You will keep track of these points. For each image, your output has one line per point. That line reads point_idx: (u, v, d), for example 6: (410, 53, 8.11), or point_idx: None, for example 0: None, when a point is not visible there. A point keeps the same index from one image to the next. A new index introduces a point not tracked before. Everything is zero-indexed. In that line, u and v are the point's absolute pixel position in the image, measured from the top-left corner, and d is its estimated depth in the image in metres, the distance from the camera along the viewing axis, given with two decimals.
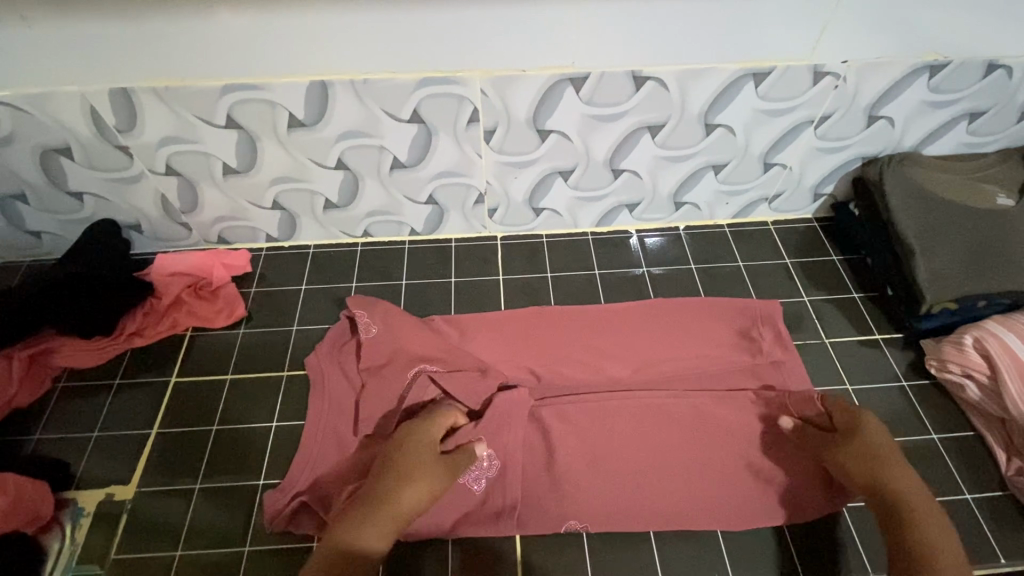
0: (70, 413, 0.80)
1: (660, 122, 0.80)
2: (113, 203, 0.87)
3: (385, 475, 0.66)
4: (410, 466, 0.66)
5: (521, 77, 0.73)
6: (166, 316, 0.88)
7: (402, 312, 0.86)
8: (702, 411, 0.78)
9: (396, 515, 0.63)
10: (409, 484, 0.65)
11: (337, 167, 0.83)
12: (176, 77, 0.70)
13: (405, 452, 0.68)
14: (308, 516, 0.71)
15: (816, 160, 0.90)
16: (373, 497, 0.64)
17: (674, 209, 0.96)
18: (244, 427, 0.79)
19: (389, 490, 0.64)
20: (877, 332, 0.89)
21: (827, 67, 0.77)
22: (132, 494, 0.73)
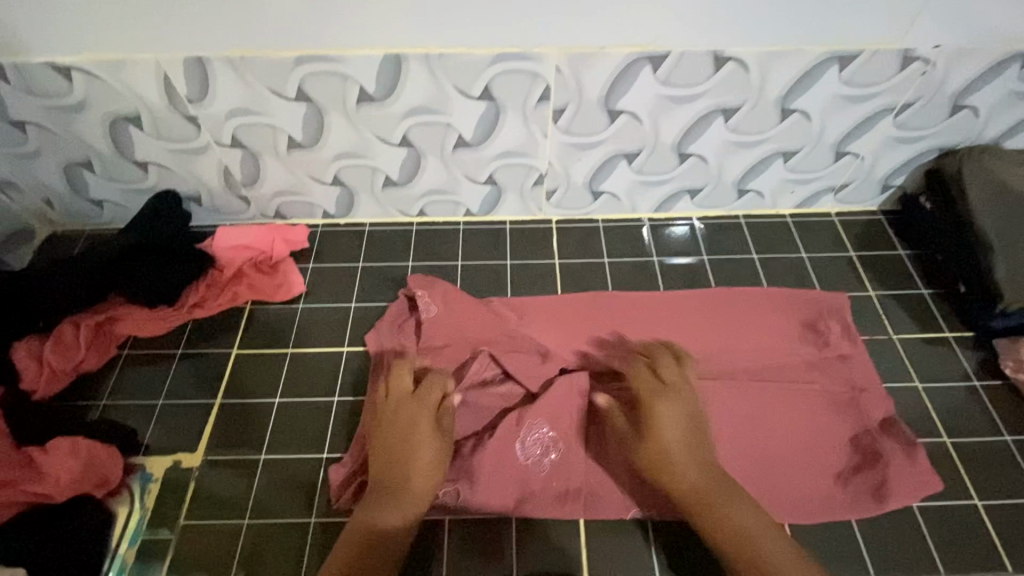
0: (135, 381, 0.81)
1: (735, 106, 0.78)
2: (176, 174, 0.87)
3: (395, 459, 0.66)
4: (419, 450, 0.67)
5: (598, 54, 0.71)
6: (227, 289, 0.88)
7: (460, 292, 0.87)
8: (768, 403, 0.76)
9: (414, 498, 0.64)
10: (418, 466, 0.66)
11: (401, 144, 0.82)
12: (251, 47, 0.70)
13: (409, 432, 0.68)
14: None
15: (891, 151, 0.87)
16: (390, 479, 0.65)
17: (736, 196, 0.94)
18: (305, 401, 0.80)
19: (405, 471, 0.65)
20: (947, 330, 0.86)
21: (917, 52, 0.74)
22: (199, 462, 0.74)
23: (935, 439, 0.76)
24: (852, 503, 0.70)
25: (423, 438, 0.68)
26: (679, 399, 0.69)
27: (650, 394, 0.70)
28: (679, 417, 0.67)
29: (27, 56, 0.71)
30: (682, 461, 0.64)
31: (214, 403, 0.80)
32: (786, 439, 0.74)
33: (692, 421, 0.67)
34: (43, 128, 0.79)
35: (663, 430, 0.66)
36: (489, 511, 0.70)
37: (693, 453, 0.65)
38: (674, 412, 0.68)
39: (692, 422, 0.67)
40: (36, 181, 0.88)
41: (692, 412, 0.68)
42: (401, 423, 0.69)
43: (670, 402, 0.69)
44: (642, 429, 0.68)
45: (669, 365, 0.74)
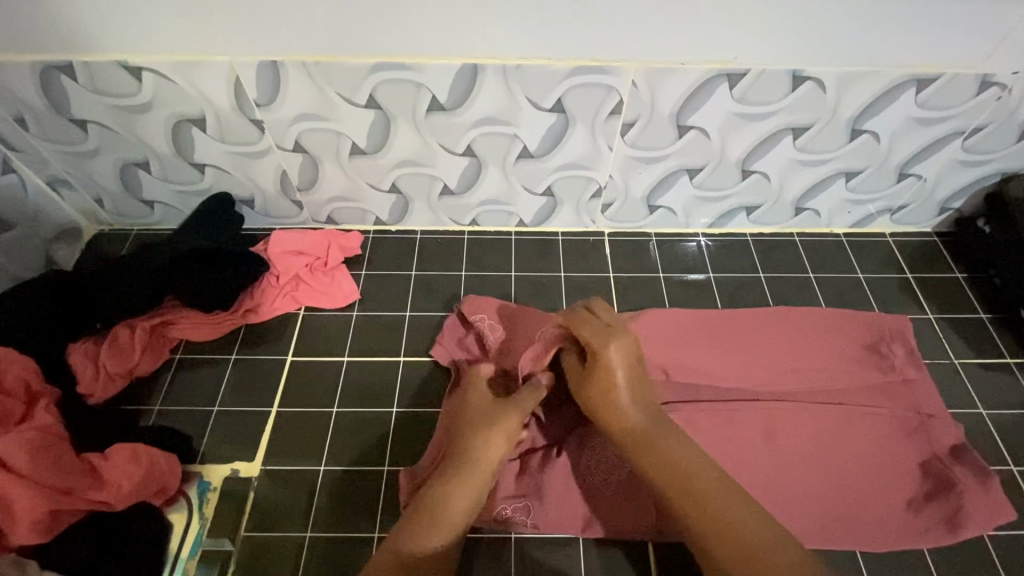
0: (189, 386, 0.80)
1: (807, 125, 0.78)
2: (232, 177, 0.86)
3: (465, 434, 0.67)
4: (483, 425, 0.67)
5: (677, 69, 0.71)
6: (284, 293, 0.87)
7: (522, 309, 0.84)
8: (833, 427, 0.76)
9: (480, 477, 0.64)
10: (482, 440, 0.66)
11: (465, 154, 0.81)
12: (329, 53, 0.69)
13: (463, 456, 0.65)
14: None
15: (954, 173, 0.87)
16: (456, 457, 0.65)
17: (792, 214, 0.94)
18: (362, 411, 0.78)
19: (469, 449, 0.65)
20: (1008, 355, 0.86)
21: (996, 77, 0.73)
22: (258, 472, 0.74)
23: (1000, 467, 0.76)
24: (925, 531, 0.70)
25: (485, 417, 0.68)
26: (619, 341, 0.68)
27: (592, 333, 0.69)
28: (624, 359, 0.67)
29: (98, 54, 0.70)
30: (625, 404, 0.65)
31: (270, 411, 0.78)
32: (853, 464, 0.73)
33: (621, 364, 0.66)
34: (104, 126, 0.78)
35: (606, 370, 0.66)
36: (559, 531, 0.69)
37: (628, 394, 0.65)
38: (621, 355, 0.67)
39: (620, 364, 0.66)
40: (90, 179, 0.86)
41: (613, 351, 0.67)
42: (467, 408, 0.71)
43: (618, 347, 0.67)
44: (587, 367, 0.68)
45: (604, 313, 0.72)
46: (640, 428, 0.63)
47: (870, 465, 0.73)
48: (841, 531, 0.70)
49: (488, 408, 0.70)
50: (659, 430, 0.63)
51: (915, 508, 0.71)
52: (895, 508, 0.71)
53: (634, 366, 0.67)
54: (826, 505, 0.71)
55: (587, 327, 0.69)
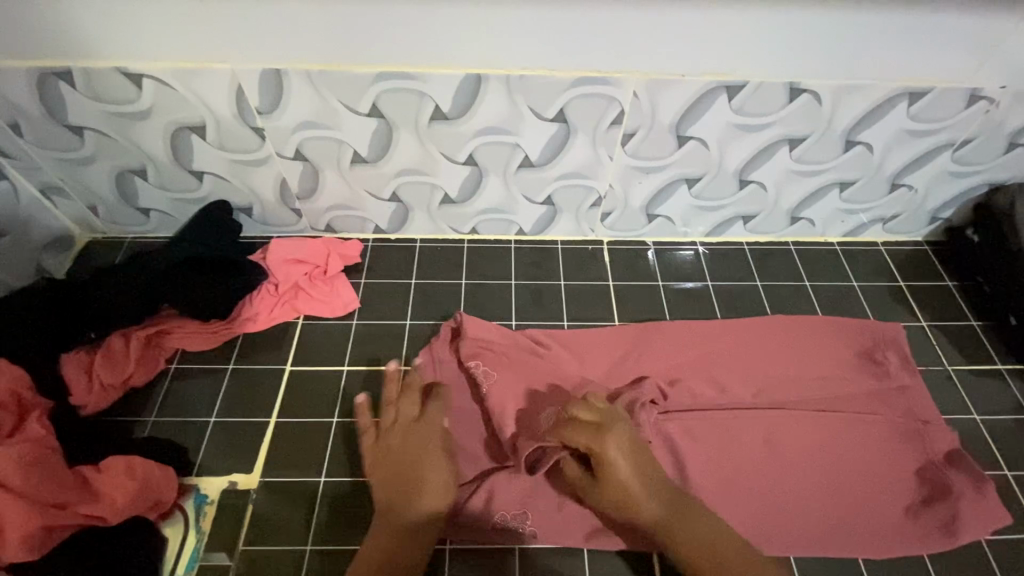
0: (185, 397, 0.79)
1: (802, 136, 0.79)
2: (230, 185, 0.85)
3: (404, 488, 0.66)
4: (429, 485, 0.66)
5: (678, 82, 0.72)
6: (283, 302, 0.86)
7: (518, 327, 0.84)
8: (832, 435, 0.77)
9: (424, 527, 0.64)
10: (426, 494, 0.66)
11: (466, 163, 0.82)
12: (333, 61, 0.69)
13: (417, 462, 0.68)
14: None
15: (945, 184, 0.89)
16: (395, 508, 0.65)
17: (788, 223, 0.95)
18: (363, 421, 0.77)
19: (415, 500, 0.65)
20: (999, 361, 0.88)
21: (984, 92, 0.75)
22: (256, 484, 0.72)
23: (995, 472, 0.78)
24: (924, 535, 0.71)
25: (434, 450, 0.69)
26: (615, 433, 0.67)
27: (581, 434, 0.66)
28: (626, 450, 0.66)
29: (97, 61, 0.69)
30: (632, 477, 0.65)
31: (268, 421, 0.77)
32: (851, 468, 0.75)
33: (626, 451, 0.66)
34: (101, 134, 0.77)
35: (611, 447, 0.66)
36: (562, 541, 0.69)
37: (635, 471, 0.66)
38: (620, 447, 0.66)
39: (626, 454, 0.66)
40: (85, 187, 0.85)
41: (614, 444, 0.65)
42: (404, 450, 0.69)
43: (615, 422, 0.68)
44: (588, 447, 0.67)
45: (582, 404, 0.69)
46: (660, 517, 0.65)
47: (868, 468, 0.75)
48: (842, 536, 0.71)
49: (438, 455, 0.69)
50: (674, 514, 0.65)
51: (913, 512, 0.72)
52: (894, 512, 0.72)
53: (641, 453, 0.67)
54: (827, 510, 0.72)
55: (580, 429, 0.66)
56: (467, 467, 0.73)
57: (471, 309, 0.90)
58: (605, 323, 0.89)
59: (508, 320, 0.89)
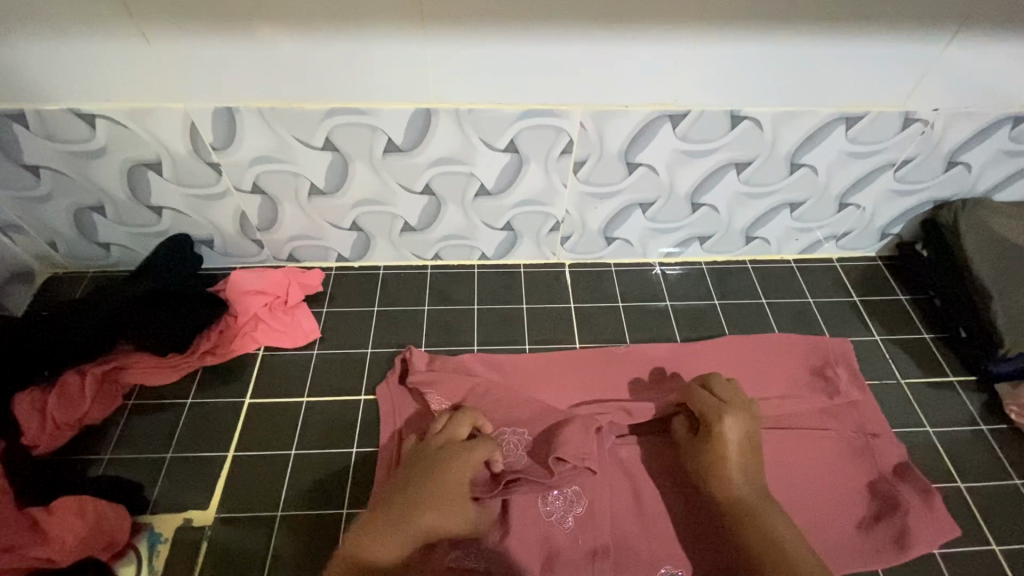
0: (142, 433, 0.78)
1: (749, 159, 0.82)
2: (190, 218, 0.86)
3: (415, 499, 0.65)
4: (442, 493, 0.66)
5: (622, 111, 0.74)
6: (244, 334, 0.86)
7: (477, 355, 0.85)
8: (785, 453, 0.79)
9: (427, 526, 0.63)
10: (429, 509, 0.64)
11: (423, 192, 0.83)
12: (283, 99, 0.70)
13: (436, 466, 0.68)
14: None
15: (891, 202, 0.92)
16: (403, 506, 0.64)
17: (744, 243, 0.97)
18: (322, 452, 0.77)
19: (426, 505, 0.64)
20: (951, 373, 0.90)
21: (918, 114, 0.79)
22: (212, 520, 0.72)
23: (948, 483, 0.79)
24: (873, 551, 0.72)
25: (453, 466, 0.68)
26: (735, 414, 0.72)
27: (704, 404, 0.74)
28: (739, 434, 0.70)
29: (49, 102, 0.70)
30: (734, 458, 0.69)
31: (226, 455, 0.77)
32: (801, 485, 0.76)
33: (739, 435, 0.70)
34: (58, 172, 0.78)
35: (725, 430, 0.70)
36: None
37: (743, 453, 0.69)
38: (738, 427, 0.71)
39: (738, 437, 0.70)
40: (43, 223, 0.85)
41: (732, 424, 0.71)
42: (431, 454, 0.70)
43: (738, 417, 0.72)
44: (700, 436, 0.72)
45: (721, 385, 0.76)
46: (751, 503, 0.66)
47: (817, 485, 0.77)
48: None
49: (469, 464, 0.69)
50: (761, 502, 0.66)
51: (862, 528, 0.74)
52: (842, 528, 0.74)
53: (753, 440, 0.71)
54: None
55: (704, 403, 0.74)
56: None
57: (433, 334, 0.90)
58: (566, 346, 0.90)
59: (470, 345, 0.89)
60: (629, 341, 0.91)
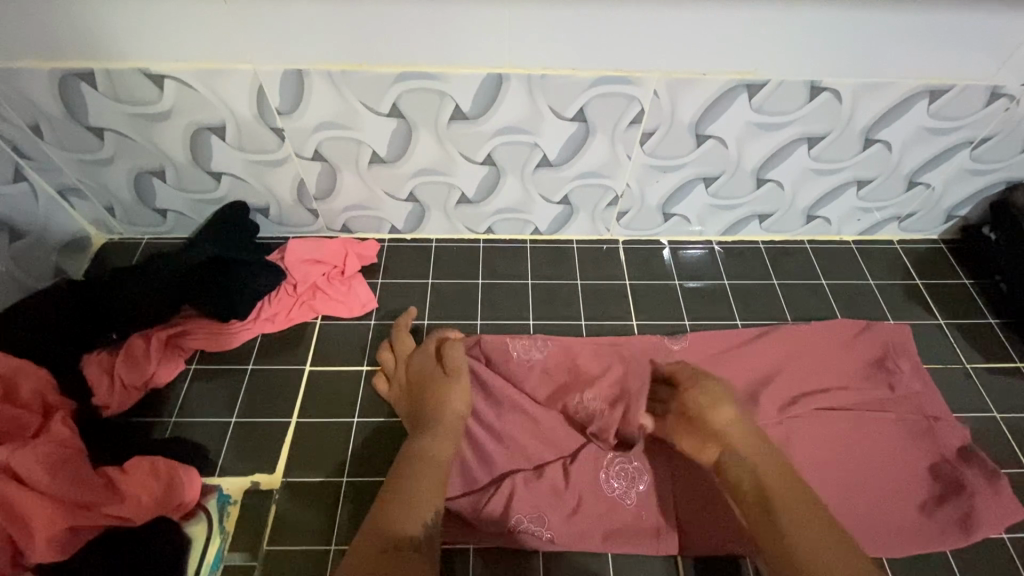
0: (206, 397, 0.79)
1: (822, 134, 0.79)
2: (248, 185, 0.85)
3: (423, 426, 0.71)
4: (446, 429, 0.70)
5: (699, 80, 0.72)
6: (301, 302, 0.86)
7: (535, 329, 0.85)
8: (847, 435, 0.77)
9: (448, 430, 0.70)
10: (435, 435, 0.69)
11: (484, 162, 0.82)
12: (354, 61, 0.69)
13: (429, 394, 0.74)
14: (455, 525, 0.70)
15: (961, 182, 0.89)
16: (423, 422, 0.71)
17: (804, 222, 0.95)
18: (383, 421, 0.77)
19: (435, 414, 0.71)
20: (1017, 360, 0.87)
21: (1005, 89, 0.75)
22: (280, 484, 0.72)
23: (1015, 470, 0.77)
24: (935, 531, 0.71)
25: (439, 384, 0.74)
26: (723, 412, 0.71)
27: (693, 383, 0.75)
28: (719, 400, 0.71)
29: (119, 62, 0.69)
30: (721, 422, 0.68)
31: (289, 421, 0.77)
32: (861, 465, 0.75)
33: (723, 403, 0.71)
34: (122, 135, 0.77)
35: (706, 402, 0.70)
36: (583, 542, 0.70)
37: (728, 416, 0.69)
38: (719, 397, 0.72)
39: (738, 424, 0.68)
40: (103, 188, 0.85)
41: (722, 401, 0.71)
42: (413, 389, 0.76)
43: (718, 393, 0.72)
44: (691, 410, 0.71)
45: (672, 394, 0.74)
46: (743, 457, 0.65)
47: (878, 465, 0.75)
48: (854, 533, 0.71)
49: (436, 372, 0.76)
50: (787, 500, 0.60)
51: (921, 508, 0.73)
52: (900, 508, 0.73)
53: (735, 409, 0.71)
54: (839, 509, 0.72)
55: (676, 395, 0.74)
56: (485, 468, 0.74)
57: (487, 309, 0.90)
58: (623, 323, 0.89)
59: (525, 320, 0.89)
60: (686, 320, 0.90)
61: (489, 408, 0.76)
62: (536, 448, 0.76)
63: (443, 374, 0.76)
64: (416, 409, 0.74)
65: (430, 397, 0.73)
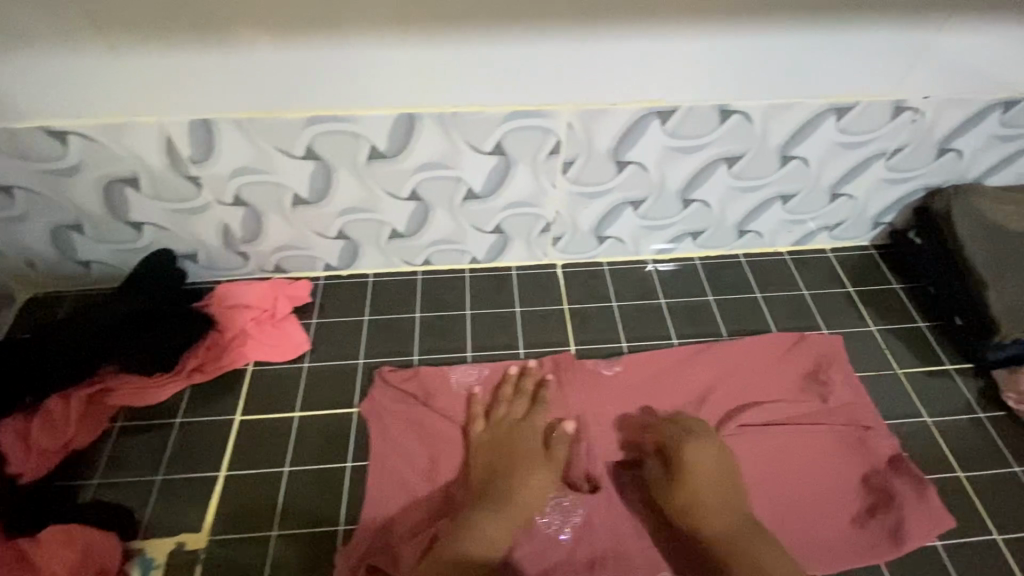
0: (132, 455, 0.76)
1: (739, 154, 0.80)
2: (172, 233, 0.84)
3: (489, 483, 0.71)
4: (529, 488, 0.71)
5: (610, 110, 0.73)
6: (229, 350, 0.84)
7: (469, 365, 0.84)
8: (780, 451, 0.78)
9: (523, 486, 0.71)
10: (515, 485, 0.70)
11: (410, 198, 0.81)
12: (260, 107, 0.68)
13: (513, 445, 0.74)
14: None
15: (882, 191, 0.91)
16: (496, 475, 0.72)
17: (737, 237, 0.96)
18: (315, 468, 0.75)
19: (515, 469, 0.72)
20: (948, 361, 0.89)
21: (909, 102, 0.77)
22: (205, 542, 0.70)
23: (949, 474, 0.78)
24: (870, 543, 0.71)
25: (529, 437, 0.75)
26: (705, 445, 0.73)
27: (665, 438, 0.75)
28: (714, 464, 0.72)
29: (24, 120, 0.68)
30: (708, 499, 0.69)
31: (218, 474, 0.75)
32: (795, 480, 0.76)
33: (711, 465, 0.72)
34: (33, 191, 0.76)
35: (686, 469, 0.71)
36: None
37: (715, 483, 0.70)
38: (704, 456, 0.72)
39: (707, 462, 0.72)
40: (21, 244, 0.83)
41: (694, 458, 0.72)
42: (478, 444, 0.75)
43: (700, 448, 0.73)
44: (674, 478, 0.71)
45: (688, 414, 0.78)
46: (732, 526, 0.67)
47: (813, 480, 0.76)
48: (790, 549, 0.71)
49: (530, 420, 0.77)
50: (729, 539, 0.66)
51: (856, 520, 0.73)
52: (834, 522, 0.73)
53: (728, 469, 0.72)
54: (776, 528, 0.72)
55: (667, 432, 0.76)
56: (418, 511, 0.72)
57: (423, 343, 0.88)
58: (561, 348, 0.88)
59: (463, 351, 0.88)
60: (624, 341, 0.90)
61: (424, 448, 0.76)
62: None
63: (525, 424, 0.77)
64: (488, 459, 0.73)
65: (508, 450, 0.74)
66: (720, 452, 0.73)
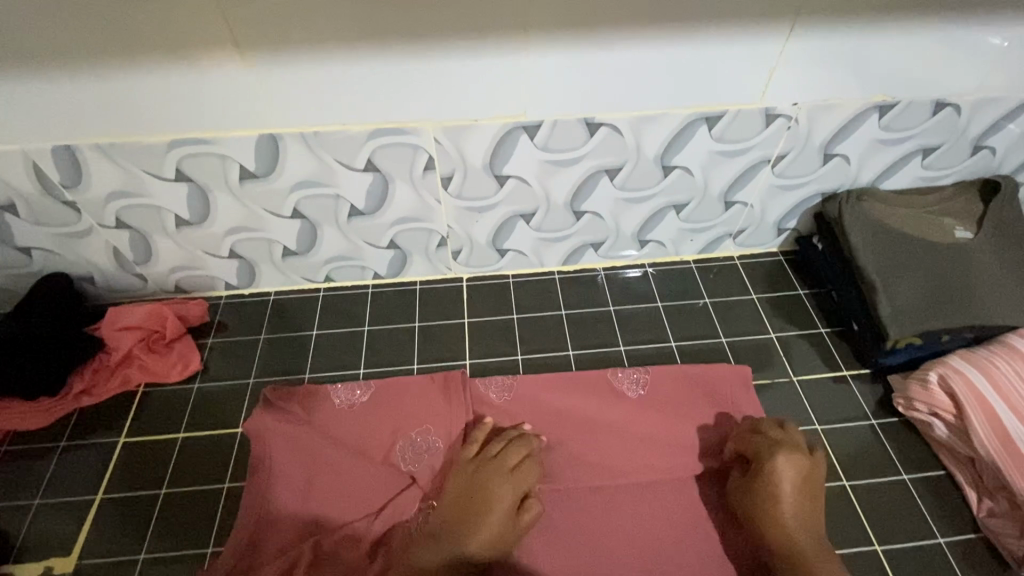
0: (13, 479, 0.77)
1: (617, 165, 0.81)
2: (62, 257, 0.85)
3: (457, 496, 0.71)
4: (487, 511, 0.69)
5: (473, 126, 0.74)
6: (117, 372, 0.85)
7: (355, 387, 0.83)
8: (660, 463, 0.77)
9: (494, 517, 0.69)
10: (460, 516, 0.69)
11: (293, 217, 0.82)
12: (121, 133, 0.70)
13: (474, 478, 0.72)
14: None
15: (777, 197, 0.90)
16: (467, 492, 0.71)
17: (638, 246, 0.96)
18: (190, 489, 0.75)
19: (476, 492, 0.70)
20: (845, 367, 0.88)
21: (778, 110, 0.77)
22: (73, 566, 0.70)
23: (833, 483, 0.77)
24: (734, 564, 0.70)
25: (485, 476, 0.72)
26: (791, 453, 0.70)
27: (758, 445, 0.72)
28: (794, 474, 0.69)
29: None
30: (786, 512, 0.67)
31: (95, 498, 0.75)
32: (665, 495, 0.75)
33: (795, 476, 0.69)
34: None
35: (776, 481, 0.68)
36: None
37: (794, 494, 0.68)
38: (791, 466, 0.69)
39: (790, 479, 0.69)
40: None
41: (785, 467, 0.69)
42: (474, 484, 0.71)
43: (788, 455, 0.70)
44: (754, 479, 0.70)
45: (774, 427, 0.74)
46: (797, 539, 0.65)
47: (680, 493, 0.76)
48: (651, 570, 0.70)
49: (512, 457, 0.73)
50: (817, 552, 0.65)
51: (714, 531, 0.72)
52: (699, 540, 0.72)
53: (807, 482, 0.69)
54: (642, 547, 0.71)
55: (757, 441, 0.73)
56: (289, 530, 0.71)
57: (317, 360, 0.88)
58: (455, 363, 0.88)
59: (357, 368, 0.88)
60: (520, 354, 0.89)
61: (301, 468, 0.75)
62: (344, 507, 0.73)
63: (488, 467, 0.73)
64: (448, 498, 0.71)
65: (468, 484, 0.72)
66: (790, 463, 0.69)
